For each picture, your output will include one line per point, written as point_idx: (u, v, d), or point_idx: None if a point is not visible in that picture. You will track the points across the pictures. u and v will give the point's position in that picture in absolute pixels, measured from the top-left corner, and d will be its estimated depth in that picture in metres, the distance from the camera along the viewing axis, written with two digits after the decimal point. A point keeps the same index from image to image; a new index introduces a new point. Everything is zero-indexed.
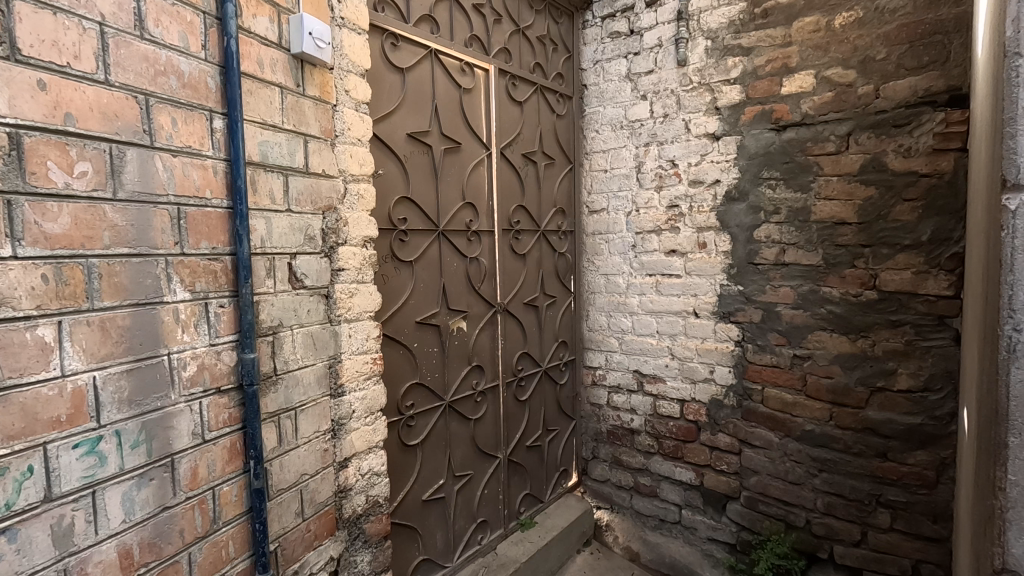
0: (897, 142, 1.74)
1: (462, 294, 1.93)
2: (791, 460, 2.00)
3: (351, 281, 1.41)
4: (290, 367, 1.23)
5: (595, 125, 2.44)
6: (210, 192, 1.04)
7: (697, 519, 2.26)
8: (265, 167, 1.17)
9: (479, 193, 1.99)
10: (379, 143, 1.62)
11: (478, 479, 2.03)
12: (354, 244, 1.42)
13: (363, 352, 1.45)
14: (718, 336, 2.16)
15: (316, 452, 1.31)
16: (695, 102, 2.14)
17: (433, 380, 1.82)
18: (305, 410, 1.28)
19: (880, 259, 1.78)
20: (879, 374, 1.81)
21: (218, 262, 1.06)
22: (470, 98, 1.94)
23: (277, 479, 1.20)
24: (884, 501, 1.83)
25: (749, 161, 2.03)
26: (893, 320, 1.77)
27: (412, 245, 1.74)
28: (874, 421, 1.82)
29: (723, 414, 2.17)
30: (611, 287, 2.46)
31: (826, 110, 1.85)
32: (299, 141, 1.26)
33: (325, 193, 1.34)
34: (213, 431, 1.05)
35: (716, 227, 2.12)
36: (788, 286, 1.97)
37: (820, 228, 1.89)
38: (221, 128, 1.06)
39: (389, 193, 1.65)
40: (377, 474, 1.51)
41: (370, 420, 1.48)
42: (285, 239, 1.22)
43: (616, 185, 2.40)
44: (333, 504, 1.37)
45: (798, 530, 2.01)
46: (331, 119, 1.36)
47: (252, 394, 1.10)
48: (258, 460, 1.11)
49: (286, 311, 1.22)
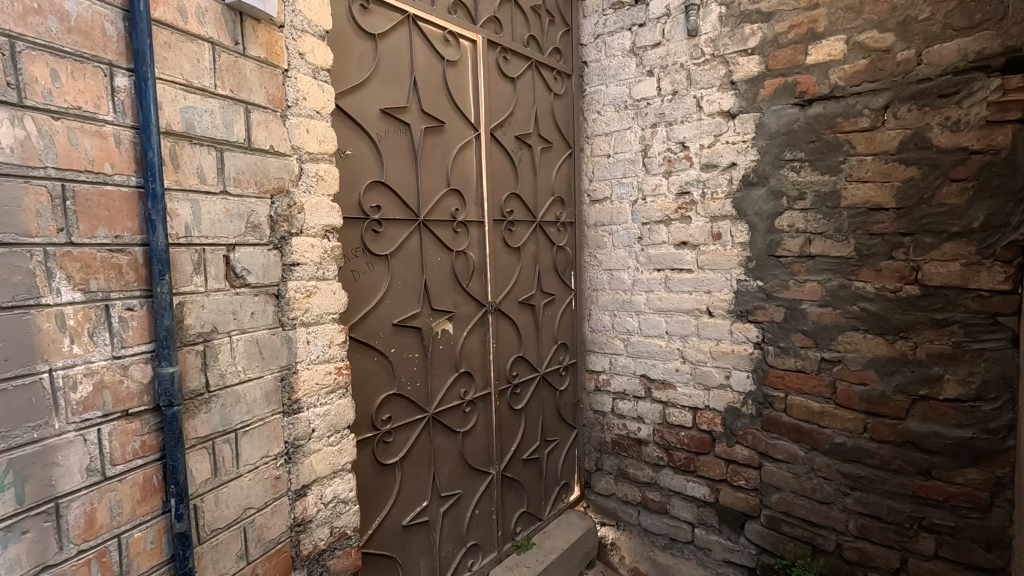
0: (943, 115, 1.51)
1: (447, 293, 1.71)
2: (819, 477, 1.79)
3: (309, 278, 1.21)
4: (227, 382, 1.02)
5: (596, 105, 2.22)
6: (110, 166, 0.83)
7: (711, 540, 2.05)
8: (189, 138, 0.96)
9: (466, 179, 1.78)
10: (346, 119, 1.40)
11: (468, 498, 1.82)
12: (313, 234, 1.22)
13: (324, 361, 1.24)
14: (734, 337, 1.94)
15: (264, 481, 1.10)
16: (708, 77, 1.92)
17: (415, 390, 1.61)
18: (248, 432, 1.07)
19: (923, 249, 1.56)
20: (922, 381, 1.58)
21: (124, 254, 0.85)
22: (455, 72, 1.72)
23: (210, 518, 0.99)
24: (927, 525, 1.61)
25: (770, 141, 1.80)
26: (938, 319, 1.55)
27: (388, 237, 1.53)
28: (915, 434, 1.60)
29: (740, 424, 1.95)
30: (615, 283, 2.24)
31: (859, 80, 1.63)
32: (238, 109, 1.05)
33: (274, 173, 1.13)
34: (117, 465, 0.84)
35: (733, 216, 1.90)
36: (814, 281, 1.75)
37: (852, 215, 1.67)
38: (126, 87, 0.85)
39: (359, 177, 1.44)
40: (344, 502, 1.30)
41: (335, 439, 1.28)
42: (219, 228, 1.01)
43: (620, 171, 2.18)
44: (288, 541, 1.17)
45: (827, 554, 1.79)
46: (282, 86, 1.15)
47: (171, 417, 0.89)
48: (181, 498, 0.90)
49: (221, 313, 1.01)
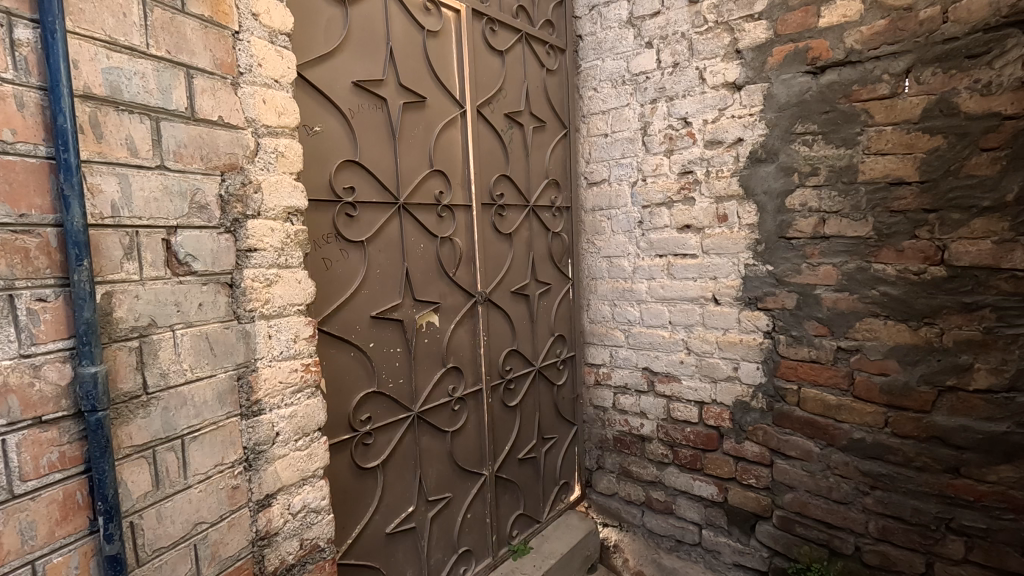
0: (971, 78, 1.37)
1: (431, 283, 1.59)
2: (836, 475, 1.66)
3: (269, 265, 1.09)
4: (170, 382, 0.91)
5: (593, 81, 2.09)
6: (11, 132, 0.71)
7: (720, 542, 1.93)
8: (115, 104, 0.83)
9: (451, 160, 1.65)
10: (312, 92, 1.28)
11: (458, 502, 1.71)
12: (272, 217, 1.09)
13: (290, 357, 1.13)
14: (742, 327, 1.81)
15: (218, 492, 0.99)
16: (711, 46, 1.78)
17: (397, 387, 1.49)
18: (198, 438, 0.95)
19: (950, 227, 1.43)
20: (950, 371, 1.45)
21: (31, 236, 0.73)
22: (437, 44, 1.59)
23: (151, 537, 0.88)
24: (956, 527, 1.48)
25: (780, 113, 1.66)
26: (967, 303, 1.41)
27: (364, 222, 1.40)
28: (942, 428, 1.48)
29: (750, 419, 1.82)
30: (615, 271, 2.11)
31: (877, 43, 1.49)
32: (177, 73, 0.92)
33: (225, 148, 1.00)
34: (29, 481, 0.73)
35: (740, 196, 1.77)
36: (829, 264, 1.62)
37: (870, 190, 1.53)
38: (30, 41, 0.73)
39: (329, 156, 1.32)
40: (316, 513, 1.19)
41: (305, 443, 1.16)
42: (156, 208, 0.89)
43: (618, 151, 2.04)
44: (250, 557, 1.05)
45: (845, 558, 1.67)
46: (232, 50, 1.02)
47: (96, 424, 0.77)
48: (110, 516, 0.79)
49: (160, 305, 0.89)
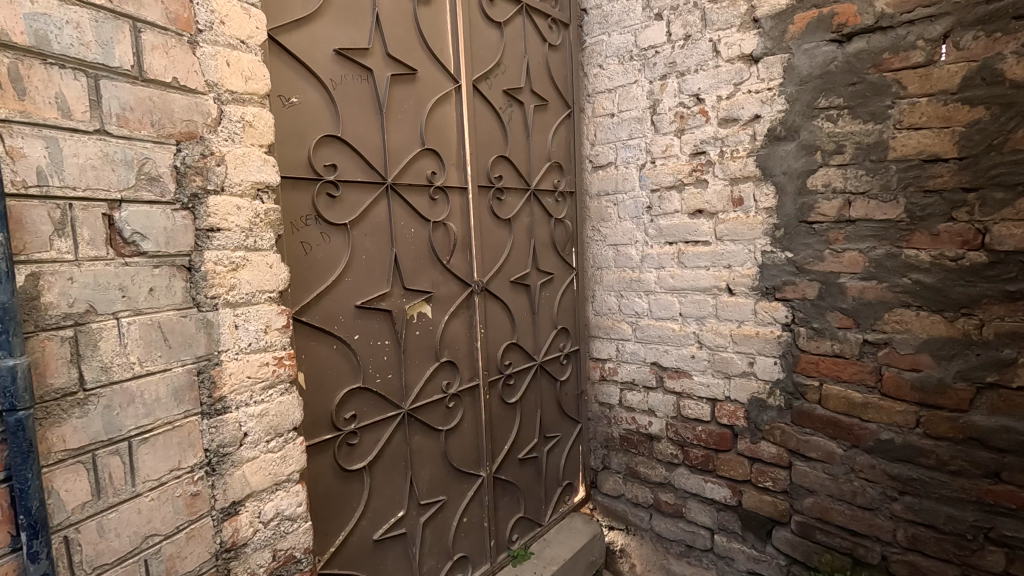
0: (1018, 41, 1.24)
1: (423, 270, 1.47)
2: (861, 479, 1.54)
3: (234, 248, 0.97)
4: (113, 377, 0.80)
5: (598, 58, 1.96)
6: None
7: (734, 548, 1.81)
8: (42, 56, 0.72)
9: (445, 138, 1.53)
10: (288, 60, 1.16)
11: (453, 505, 1.60)
12: (239, 194, 0.98)
13: (260, 349, 1.02)
14: (759, 319, 1.69)
15: (174, 500, 0.88)
16: (726, 16, 1.65)
17: (386, 382, 1.39)
18: (149, 439, 0.85)
19: (991, 208, 1.29)
20: (991, 366, 1.32)
21: None
22: (429, 13, 1.47)
23: (91, 553, 0.77)
24: (996, 538, 1.35)
25: (801, 87, 1.53)
26: (1011, 291, 1.28)
27: (347, 203, 1.29)
28: (981, 429, 1.35)
29: (767, 418, 1.70)
30: (621, 260, 1.98)
31: (911, 5, 1.35)
32: (121, 25, 0.81)
33: (181, 114, 0.89)
34: None
35: (756, 177, 1.64)
36: (854, 250, 1.49)
37: (901, 168, 1.40)
38: None
39: (308, 130, 1.21)
40: (291, 520, 1.08)
41: (278, 445, 1.05)
42: (94, 177, 0.77)
43: (626, 131, 1.92)
44: (213, 571, 0.95)
45: (870, 567, 1.55)
46: (189, 4, 0.90)
47: (16, 426, 0.67)
48: (34, 532, 0.68)
49: (101, 289, 0.78)
